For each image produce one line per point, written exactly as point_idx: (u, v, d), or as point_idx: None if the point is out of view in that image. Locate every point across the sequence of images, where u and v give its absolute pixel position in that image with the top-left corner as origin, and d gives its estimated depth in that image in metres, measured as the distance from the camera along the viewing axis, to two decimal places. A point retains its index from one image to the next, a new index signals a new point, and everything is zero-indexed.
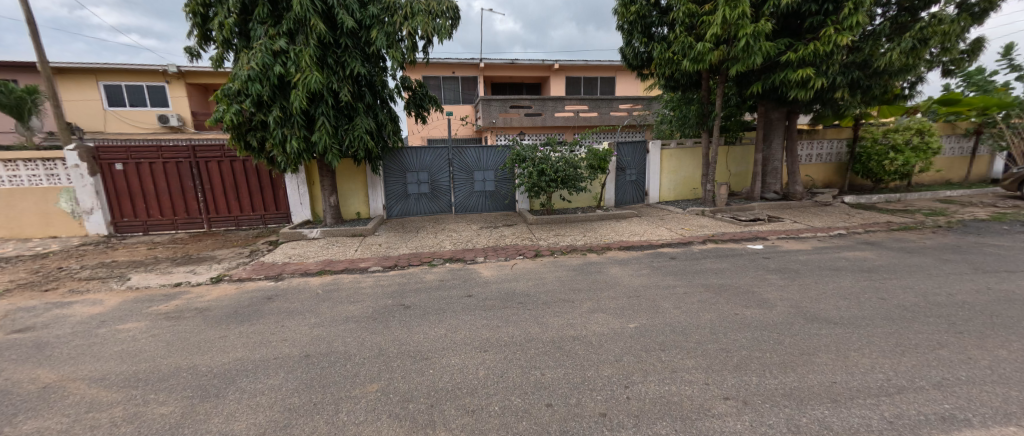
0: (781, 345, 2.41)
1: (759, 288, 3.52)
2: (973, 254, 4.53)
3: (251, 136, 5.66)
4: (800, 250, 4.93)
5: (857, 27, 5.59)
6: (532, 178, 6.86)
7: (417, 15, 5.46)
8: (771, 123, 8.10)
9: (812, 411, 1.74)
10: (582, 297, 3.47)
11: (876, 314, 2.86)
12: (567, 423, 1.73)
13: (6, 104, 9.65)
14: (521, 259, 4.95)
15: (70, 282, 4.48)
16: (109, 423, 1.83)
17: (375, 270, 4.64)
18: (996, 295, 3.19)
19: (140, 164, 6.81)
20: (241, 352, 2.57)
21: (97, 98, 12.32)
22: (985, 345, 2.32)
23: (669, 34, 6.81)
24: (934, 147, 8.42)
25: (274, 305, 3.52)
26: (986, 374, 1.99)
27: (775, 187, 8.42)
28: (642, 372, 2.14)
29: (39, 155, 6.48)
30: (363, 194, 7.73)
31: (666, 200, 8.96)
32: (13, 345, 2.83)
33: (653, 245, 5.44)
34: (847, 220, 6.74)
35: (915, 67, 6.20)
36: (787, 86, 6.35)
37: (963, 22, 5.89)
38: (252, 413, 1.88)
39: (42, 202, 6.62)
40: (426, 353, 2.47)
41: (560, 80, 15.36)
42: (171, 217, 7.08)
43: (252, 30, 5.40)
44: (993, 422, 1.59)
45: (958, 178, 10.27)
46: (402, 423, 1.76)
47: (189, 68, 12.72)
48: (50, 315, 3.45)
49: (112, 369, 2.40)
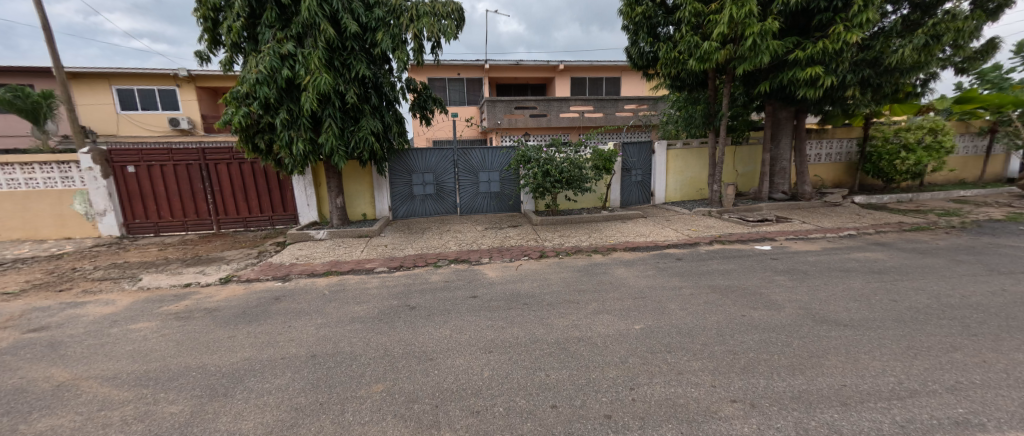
0: (789, 348, 2.37)
1: (767, 290, 3.47)
2: (988, 255, 4.41)
3: (258, 138, 5.73)
4: (809, 251, 4.86)
5: (868, 23, 5.50)
6: (537, 179, 6.85)
7: (422, 17, 5.52)
8: (779, 122, 8.02)
9: (822, 414, 1.71)
10: (587, 298, 3.46)
11: (887, 316, 2.81)
12: (572, 425, 1.72)
13: (22, 108, 9.87)
14: (526, 260, 4.96)
15: (83, 282, 4.56)
16: (121, 421, 1.86)
17: (381, 271, 4.67)
18: (1012, 296, 3.12)
19: (151, 166, 6.94)
20: (249, 352, 2.60)
21: (110, 102, 12.56)
22: (1001, 348, 2.27)
23: (675, 33, 6.72)
24: (947, 146, 8.19)
25: (282, 305, 3.57)
26: (1002, 378, 1.94)
27: (784, 187, 8.26)
28: (648, 374, 2.13)
29: (54, 158, 6.62)
30: (370, 195, 7.77)
31: (672, 201, 8.91)
32: (29, 344, 2.89)
33: (659, 245, 5.40)
34: (858, 221, 6.62)
35: (928, 64, 6.08)
36: (795, 85, 6.29)
37: (977, 18, 5.78)
38: (260, 413, 1.89)
39: (58, 204, 6.77)
40: (430, 353, 2.48)
41: (566, 81, 15.39)
42: (180, 218, 7.19)
43: (261, 34, 5.48)
44: (1009, 427, 1.55)
45: (971, 177, 10.11)
46: (406, 423, 1.77)
47: (199, 72, 13.03)
48: (64, 314, 3.52)
49: (124, 368, 2.44)
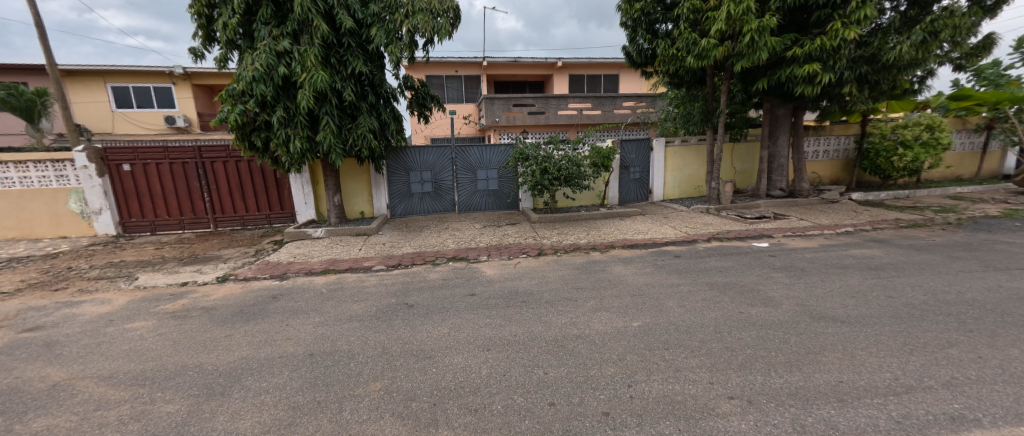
0: (787, 345, 2.38)
1: (764, 287, 3.48)
2: (984, 251, 4.44)
3: (255, 136, 5.70)
4: (806, 248, 4.87)
5: (866, 20, 5.49)
6: (535, 176, 6.84)
7: (418, 13, 5.47)
8: (777, 120, 8.01)
9: (818, 411, 1.72)
10: (585, 295, 3.46)
11: (884, 313, 2.82)
12: (571, 422, 1.72)
13: (16, 106, 9.78)
14: (524, 257, 4.95)
15: (79, 282, 4.53)
16: (117, 421, 1.85)
17: (379, 270, 4.65)
18: (1007, 292, 3.13)
19: (147, 164, 6.89)
20: (246, 351, 2.59)
21: (105, 100, 12.45)
22: (996, 344, 2.28)
23: (674, 29, 6.70)
24: (944, 143, 8.20)
25: (280, 304, 3.56)
26: (997, 373, 1.95)
27: (781, 184, 8.27)
28: (646, 371, 2.13)
29: (49, 157, 6.55)
30: (367, 193, 7.74)
31: (671, 198, 8.92)
32: (24, 344, 2.87)
33: (657, 243, 5.40)
34: (855, 217, 6.64)
35: (926, 61, 6.08)
36: (794, 82, 6.29)
37: (975, 14, 5.77)
38: (257, 411, 1.89)
39: (53, 203, 6.72)
40: (428, 352, 2.47)
41: (564, 78, 15.36)
42: (177, 216, 7.15)
43: (257, 31, 5.44)
44: (1004, 422, 1.56)
45: (967, 173, 10.16)
46: (404, 421, 1.77)
47: (194, 69, 12.91)
48: (59, 314, 3.49)
49: (121, 367, 2.43)
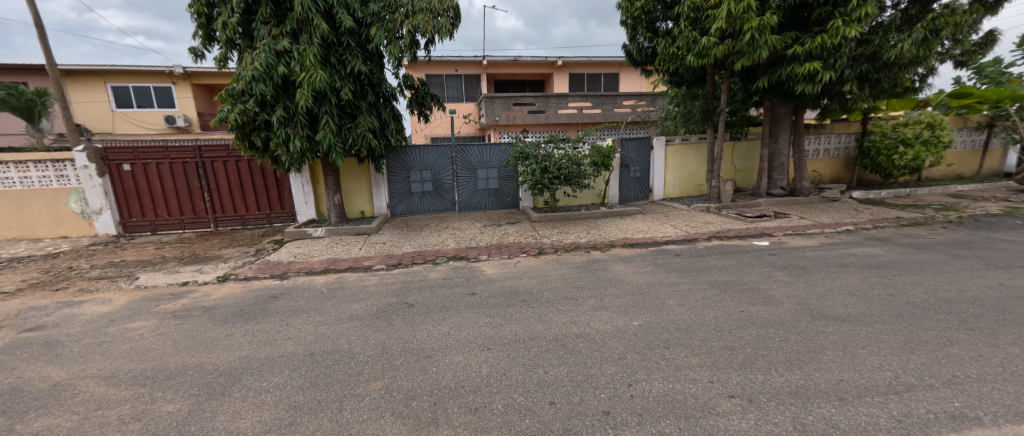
0: (787, 343, 2.38)
1: (764, 285, 3.48)
2: (984, 250, 4.43)
3: (255, 136, 5.70)
4: (806, 246, 4.87)
5: (867, 18, 5.48)
6: (535, 175, 6.84)
7: (417, 13, 5.46)
8: (777, 118, 7.99)
9: (819, 410, 1.71)
10: (585, 294, 3.46)
11: (884, 311, 2.82)
12: (571, 421, 1.72)
13: (16, 106, 9.78)
14: (524, 257, 4.95)
15: (79, 282, 4.53)
16: (117, 420, 1.85)
17: (379, 269, 4.66)
18: (1008, 290, 3.13)
19: (147, 164, 6.89)
20: (246, 350, 2.59)
21: (105, 100, 12.45)
22: (997, 342, 2.27)
23: (674, 28, 6.69)
24: (945, 141, 8.19)
25: (280, 303, 3.56)
26: (998, 372, 1.95)
27: (782, 182, 8.25)
28: (646, 370, 2.13)
29: (49, 157, 6.56)
30: (367, 193, 7.74)
31: (671, 197, 8.91)
32: (25, 344, 2.87)
33: (658, 242, 5.40)
34: (855, 216, 6.63)
35: (926, 59, 6.07)
36: (794, 80, 6.28)
37: (976, 12, 5.75)
38: (258, 411, 1.89)
39: (54, 203, 6.73)
40: (428, 351, 2.47)
41: (564, 77, 15.34)
42: (178, 216, 7.15)
43: (256, 30, 5.44)
44: (1005, 421, 1.56)
45: (968, 171, 10.15)
46: (404, 421, 1.77)
47: (194, 68, 12.90)
48: (60, 314, 3.49)
49: (122, 367, 2.44)
